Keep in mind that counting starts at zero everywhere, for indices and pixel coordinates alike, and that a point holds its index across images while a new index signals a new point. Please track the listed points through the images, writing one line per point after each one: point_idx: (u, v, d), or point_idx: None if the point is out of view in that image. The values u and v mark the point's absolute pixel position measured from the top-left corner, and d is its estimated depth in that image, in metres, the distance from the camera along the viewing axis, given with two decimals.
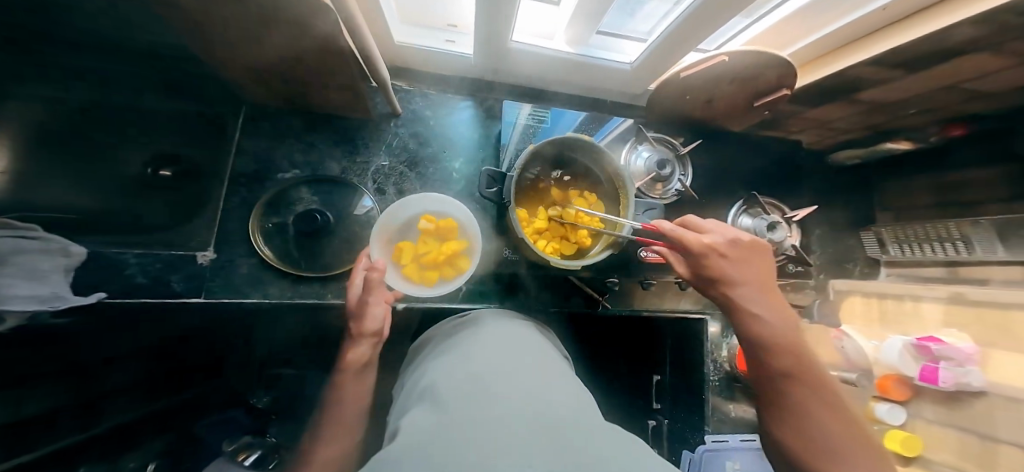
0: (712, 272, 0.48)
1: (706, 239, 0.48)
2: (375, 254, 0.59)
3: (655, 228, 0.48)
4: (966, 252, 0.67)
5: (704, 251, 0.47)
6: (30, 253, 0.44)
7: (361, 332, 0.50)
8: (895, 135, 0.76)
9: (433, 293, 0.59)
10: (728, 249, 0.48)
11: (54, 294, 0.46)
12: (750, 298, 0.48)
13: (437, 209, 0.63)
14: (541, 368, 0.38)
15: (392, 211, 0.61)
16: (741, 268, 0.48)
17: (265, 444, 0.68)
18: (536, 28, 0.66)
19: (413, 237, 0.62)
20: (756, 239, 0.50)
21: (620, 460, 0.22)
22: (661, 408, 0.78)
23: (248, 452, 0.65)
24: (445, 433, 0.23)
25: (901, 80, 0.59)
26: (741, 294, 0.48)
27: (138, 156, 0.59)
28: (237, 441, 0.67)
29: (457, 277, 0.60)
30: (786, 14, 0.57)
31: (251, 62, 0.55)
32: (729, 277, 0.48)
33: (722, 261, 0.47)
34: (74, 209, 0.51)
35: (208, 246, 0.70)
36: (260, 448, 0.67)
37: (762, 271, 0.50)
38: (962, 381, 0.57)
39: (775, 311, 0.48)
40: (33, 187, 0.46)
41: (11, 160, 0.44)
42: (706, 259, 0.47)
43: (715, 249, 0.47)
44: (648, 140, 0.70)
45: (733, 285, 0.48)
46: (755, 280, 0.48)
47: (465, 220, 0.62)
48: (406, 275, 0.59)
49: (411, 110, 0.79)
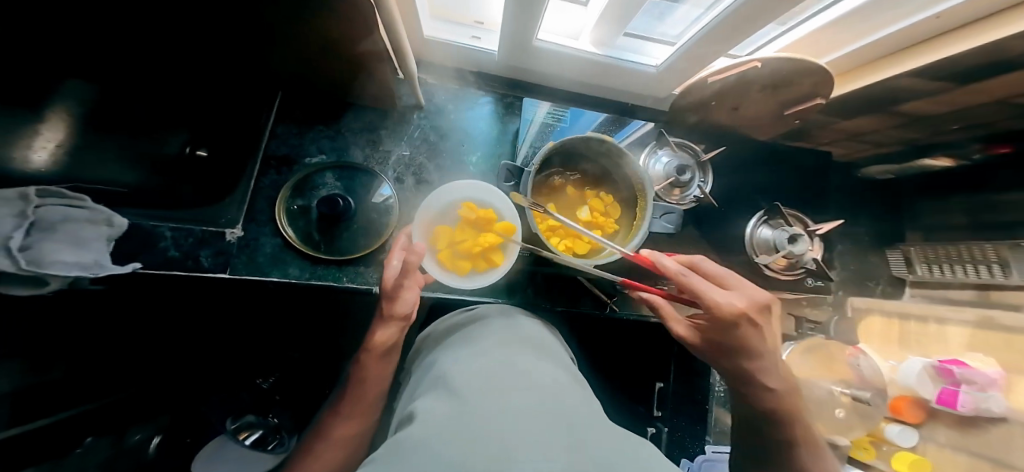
0: (736, 338, 0.47)
1: (738, 303, 0.46)
2: (413, 236, 0.60)
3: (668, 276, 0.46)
4: (1002, 277, 0.62)
5: (736, 319, 0.46)
6: (77, 221, 0.49)
7: (392, 314, 0.50)
8: (935, 151, 0.73)
9: (464, 284, 0.60)
10: (756, 315, 0.47)
11: (94, 262, 0.51)
12: (759, 366, 0.49)
13: (478, 197, 0.63)
14: (552, 365, 0.38)
15: (434, 197, 0.63)
16: (762, 335, 0.48)
17: (266, 424, 0.77)
18: (563, 28, 0.67)
19: (451, 223, 0.63)
20: (777, 303, 0.50)
21: (631, 459, 0.22)
22: (661, 416, 0.74)
23: (249, 431, 0.74)
24: (465, 423, 0.24)
25: (946, 92, 0.57)
26: (755, 362, 0.49)
27: (178, 138, 0.68)
28: (239, 420, 0.75)
29: (489, 272, 0.61)
30: (826, 21, 0.55)
31: (297, 53, 0.58)
32: (745, 342, 0.48)
33: (749, 328, 0.47)
34: (121, 183, 0.60)
35: (237, 224, 0.68)
36: (260, 429, 0.76)
37: (777, 339, 0.50)
38: (982, 406, 0.56)
39: (773, 380, 0.50)
40: (87, 166, 0.56)
41: (66, 133, 0.54)
42: (735, 326, 0.46)
43: (746, 316, 0.46)
44: (669, 144, 0.69)
45: (749, 351, 0.48)
46: (770, 349, 0.49)
47: (505, 212, 0.62)
48: (440, 261, 0.60)
49: (434, 103, 0.80)
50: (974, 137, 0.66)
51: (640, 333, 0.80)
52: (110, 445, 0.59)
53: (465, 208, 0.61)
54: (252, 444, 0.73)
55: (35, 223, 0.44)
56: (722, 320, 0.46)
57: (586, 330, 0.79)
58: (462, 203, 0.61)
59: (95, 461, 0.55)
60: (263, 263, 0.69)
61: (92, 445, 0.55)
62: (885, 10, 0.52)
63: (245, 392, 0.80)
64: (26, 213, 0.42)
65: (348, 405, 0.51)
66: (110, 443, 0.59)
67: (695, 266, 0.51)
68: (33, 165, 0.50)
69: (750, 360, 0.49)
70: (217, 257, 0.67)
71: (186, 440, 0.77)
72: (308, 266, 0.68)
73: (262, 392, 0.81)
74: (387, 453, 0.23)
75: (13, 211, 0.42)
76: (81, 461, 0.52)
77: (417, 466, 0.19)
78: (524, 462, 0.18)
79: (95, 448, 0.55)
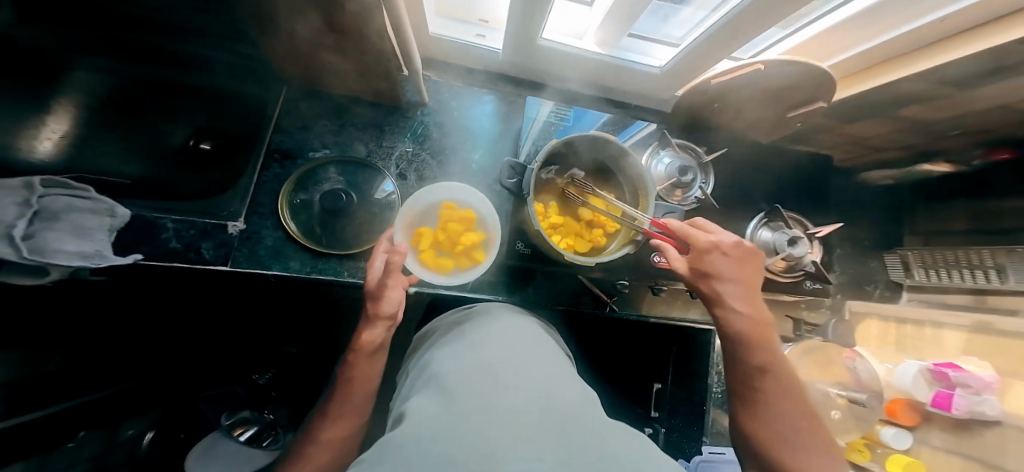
0: (709, 266, 0.49)
1: (713, 237, 0.50)
2: (395, 236, 0.61)
3: (664, 223, 0.52)
4: (997, 281, 0.63)
5: (708, 247, 0.49)
6: (79, 211, 0.50)
7: (376, 315, 0.50)
8: (935, 157, 0.73)
9: (447, 282, 0.60)
10: (728, 247, 0.49)
11: (96, 252, 0.51)
12: (736, 296, 0.49)
13: (458, 198, 0.65)
14: (545, 362, 0.39)
15: (416, 197, 0.63)
16: (734, 267, 0.49)
17: (262, 421, 0.73)
18: (567, 28, 0.67)
19: (431, 224, 0.64)
20: (758, 250, 0.51)
21: (632, 463, 0.22)
22: (659, 417, 0.74)
23: (244, 427, 0.69)
24: (457, 423, 0.24)
25: (949, 97, 0.58)
26: (727, 290, 0.48)
27: (184, 130, 0.69)
28: (234, 416, 0.70)
29: (471, 269, 0.61)
30: (831, 24, 0.56)
31: (301, 46, 0.57)
32: (720, 271, 0.48)
33: (719, 257, 0.49)
34: (125, 173, 0.62)
35: (239, 217, 0.67)
36: (256, 425, 0.72)
37: (753, 278, 0.50)
38: (976, 409, 0.56)
39: (753, 311, 0.49)
40: (88, 156, 0.60)
41: (72, 124, 0.59)
42: (709, 254, 0.49)
43: (718, 246, 0.49)
44: (670, 145, 0.70)
45: (723, 280, 0.48)
46: (744, 279, 0.49)
47: (484, 213, 0.65)
48: (422, 261, 0.60)
49: (438, 100, 0.80)
50: (975, 143, 0.66)
51: (636, 332, 0.81)
52: (102, 441, 0.57)
53: (445, 208, 0.62)
54: (247, 440, 0.68)
55: (39, 213, 0.45)
56: (702, 245, 0.49)
57: (585, 329, 0.79)
58: (443, 203, 0.63)
59: (88, 455, 0.53)
60: (263, 256, 0.68)
61: (84, 439, 0.54)
62: (888, 13, 0.52)
63: (242, 388, 0.78)
64: (30, 202, 0.44)
65: (336, 406, 0.50)
66: (103, 439, 0.57)
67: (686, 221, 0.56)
68: (37, 154, 0.55)
69: (727, 290, 0.48)
70: (219, 249, 0.66)
71: (180, 435, 0.72)
72: (309, 259, 0.68)
73: (258, 388, 0.80)
74: (379, 452, 0.23)
75: (18, 200, 0.43)
76: (71, 457, 0.50)
77: (413, 466, 0.19)
78: (513, 462, 0.18)
79: (87, 443, 0.54)
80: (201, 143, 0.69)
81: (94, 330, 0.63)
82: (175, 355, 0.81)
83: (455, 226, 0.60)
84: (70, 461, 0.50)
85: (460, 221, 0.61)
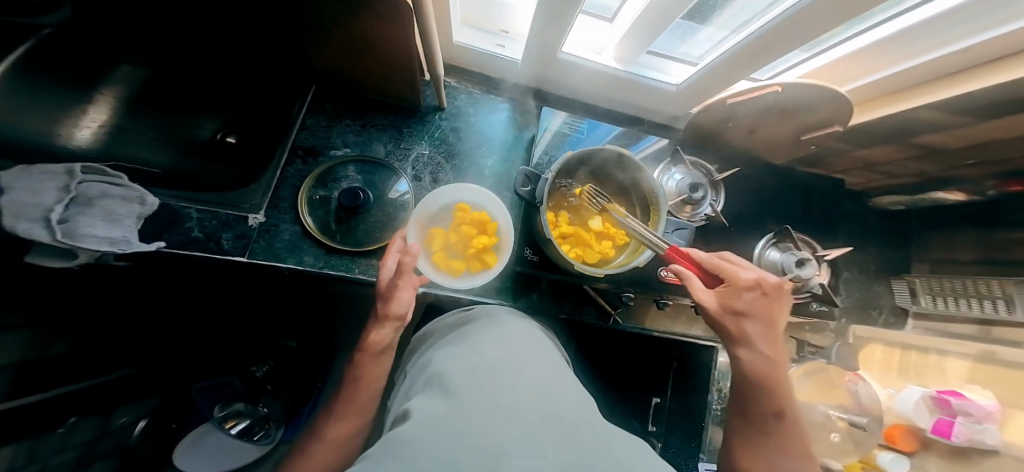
0: (742, 304, 0.51)
1: (755, 274, 0.52)
2: (408, 237, 0.62)
3: (687, 252, 0.53)
4: (1005, 312, 0.63)
5: (748, 286, 0.51)
6: (113, 198, 0.52)
7: (386, 314, 0.51)
8: (947, 186, 0.72)
9: (457, 284, 0.61)
10: (768, 288, 0.51)
11: (123, 238, 0.53)
12: (761, 337, 0.51)
13: (471, 201, 0.67)
14: (553, 367, 0.41)
15: (427, 199, 0.65)
16: (771, 310, 0.52)
17: (255, 414, 0.81)
18: (587, 42, 0.69)
19: (445, 224, 0.65)
20: (791, 298, 0.54)
21: (629, 463, 0.24)
22: (656, 431, 0.75)
23: (236, 421, 0.78)
24: (453, 422, 0.25)
25: (965, 127, 0.58)
26: (751, 329, 0.51)
27: (211, 124, 0.73)
28: (227, 409, 0.78)
29: (482, 273, 0.62)
30: (849, 50, 0.59)
31: (327, 46, 0.59)
32: (755, 309, 0.51)
33: (756, 296, 0.51)
34: (154, 164, 0.65)
35: (260, 209, 0.69)
36: (249, 418, 0.80)
37: (781, 320, 0.52)
38: (976, 437, 0.57)
39: (773, 352, 0.52)
40: (122, 146, 0.63)
41: (110, 114, 0.64)
42: (747, 292, 0.51)
43: (759, 286, 0.51)
44: (682, 162, 0.71)
45: (746, 318, 0.51)
46: (773, 321, 0.52)
47: (498, 215, 0.66)
48: (433, 262, 0.61)
49: (456, 106, 0.82)
50: (987, 173, 0.65)
51: (638, 345, 0.80)
52: (93, 428, 0.60)
53: (459, 211, 0.64)
54: (239, 434, 0.78)
55: (75, 198, 0.48)
56: (740, 285, 0.51)
57: (587, 335, 0.80)
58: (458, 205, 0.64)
59: (76, 441, 0.56)
60: (280, 249, 0.69)
61: (75, 426, 0.56)
62: (908, 41, 0.53)
63: (238, 380, 0.81)
64: (69, 188, 0.47)
65: (341, 406, 0.51)
66: (97, 424, 0.61)
67: (718, 254, 0.58)
68: (77, 141, 0.59)
69: (750, 326, 0.51)
70: (237, 241, 0.67)
71: (172, 425, 0.80)
72: (323, 255, 0.69)
73: (256, 380, 0.83)
74: (381, 449, 0.24)
75: (58, 185, 0.46)
76: (59, 443, 0.53)
77: (410, 463, 0.20)
78: (520, 460, 0.20)
79: (77, 430, 0.57)
80: (227, 137, 0.72)
81: (98, 310, 0.64)
82: (190, 342, 0.84)
83: (469, 229, 0.61)
84: (58, 447, 0.53)
85: (473, 224, 0.62)
